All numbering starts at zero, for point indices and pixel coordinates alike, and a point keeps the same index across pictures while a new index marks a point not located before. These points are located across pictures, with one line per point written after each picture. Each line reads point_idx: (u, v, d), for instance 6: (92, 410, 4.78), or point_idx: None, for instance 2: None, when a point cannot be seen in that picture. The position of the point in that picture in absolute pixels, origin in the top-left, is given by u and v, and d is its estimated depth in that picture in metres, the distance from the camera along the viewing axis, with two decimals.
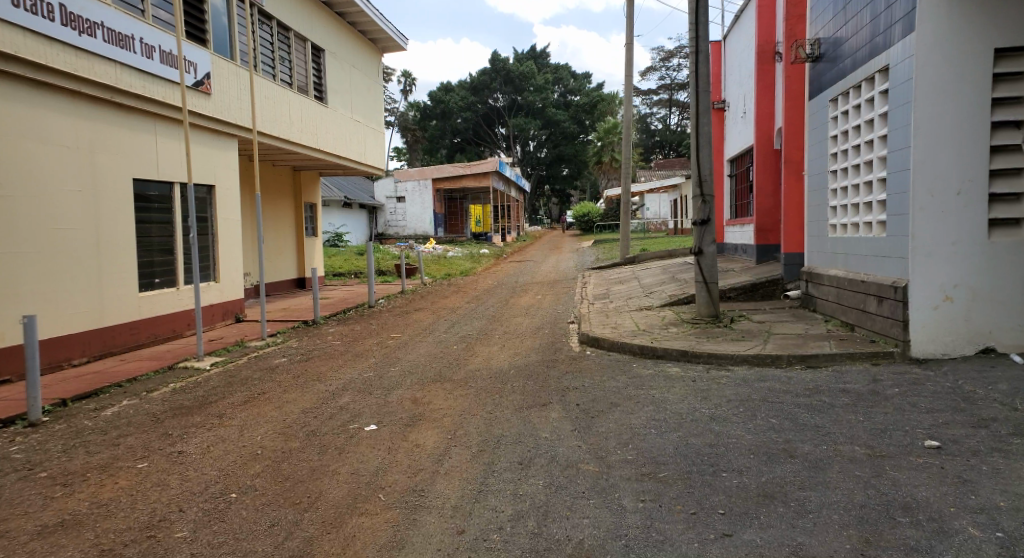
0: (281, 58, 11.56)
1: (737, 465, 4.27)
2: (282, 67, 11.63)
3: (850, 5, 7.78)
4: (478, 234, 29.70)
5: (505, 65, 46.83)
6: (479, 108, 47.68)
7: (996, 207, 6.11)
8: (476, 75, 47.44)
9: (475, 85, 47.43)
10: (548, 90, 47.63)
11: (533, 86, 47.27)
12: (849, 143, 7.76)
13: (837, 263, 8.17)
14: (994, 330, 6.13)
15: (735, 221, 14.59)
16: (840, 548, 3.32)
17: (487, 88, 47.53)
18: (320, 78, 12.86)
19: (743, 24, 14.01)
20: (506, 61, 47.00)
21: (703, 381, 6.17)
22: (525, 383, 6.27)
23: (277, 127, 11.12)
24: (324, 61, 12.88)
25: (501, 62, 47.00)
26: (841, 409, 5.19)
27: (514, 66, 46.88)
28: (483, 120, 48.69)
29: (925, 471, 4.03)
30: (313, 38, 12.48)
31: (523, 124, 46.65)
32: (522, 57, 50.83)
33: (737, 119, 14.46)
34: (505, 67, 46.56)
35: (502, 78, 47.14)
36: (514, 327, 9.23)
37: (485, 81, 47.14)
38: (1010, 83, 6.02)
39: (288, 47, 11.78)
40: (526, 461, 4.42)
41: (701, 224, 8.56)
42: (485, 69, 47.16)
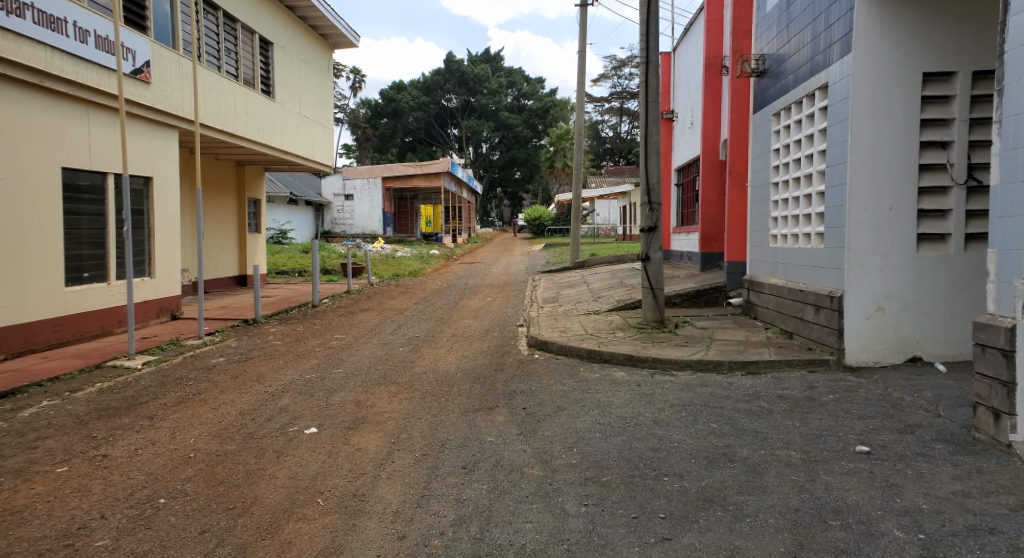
0: (226, 49, 11.23)
1: (678, 469, 4.33)
2: (228, 59, 11.29)
3: (793, 24, 8.03)
4: (427, 235, 29.54)
5: (460, 65, 46.53)
6: (431, 108, 47.11)
7: (925, 222, 6.36)
8: (429, 76, 47.15)
9: (428, 85, 47.06)
10: (502, 93, 47.70)
11: (487, 90, 47.27)
12: (791, 157, 7.99)
13: (776, 272, 8.41)
14: (921, 340, 6.40)
15: (681, 230, 14.87)
16: (775, 550, 3.39)
17: (440, 88, 47.11)
18: (268, 72, 12.53)
19: (692, 38, 14.33)
20: (460, 62, 46.83)
21: (647, 385, 6.25)
22: (472, 386, 6.23)
23: (220, 120, 10.79)
24: (272, 55, 12.59)
25: (455, 62, 46.75)
26: (778, 414, 5.32)
27: (468, 67, 46.72)
28: (435, 121, 48.37)
29: (856, 475, 4.15)
30: (260, 31, 12.16)
31: (476, 127, 46.58)
32: (477, 59, 50.82)
33: (685, 130, 14.74)
34: (460, 67, 46.35)
35: (457, 78, 46.82)
36: (462, 329, 9.19)
37: (438, 81, 46.74)
38: (938, 106, 6.29)
39: (233, 39, 11.46)
40: (470, 465, 4.39)
41: (648, 231, 8.68)
42: (439, 70, 46.95)
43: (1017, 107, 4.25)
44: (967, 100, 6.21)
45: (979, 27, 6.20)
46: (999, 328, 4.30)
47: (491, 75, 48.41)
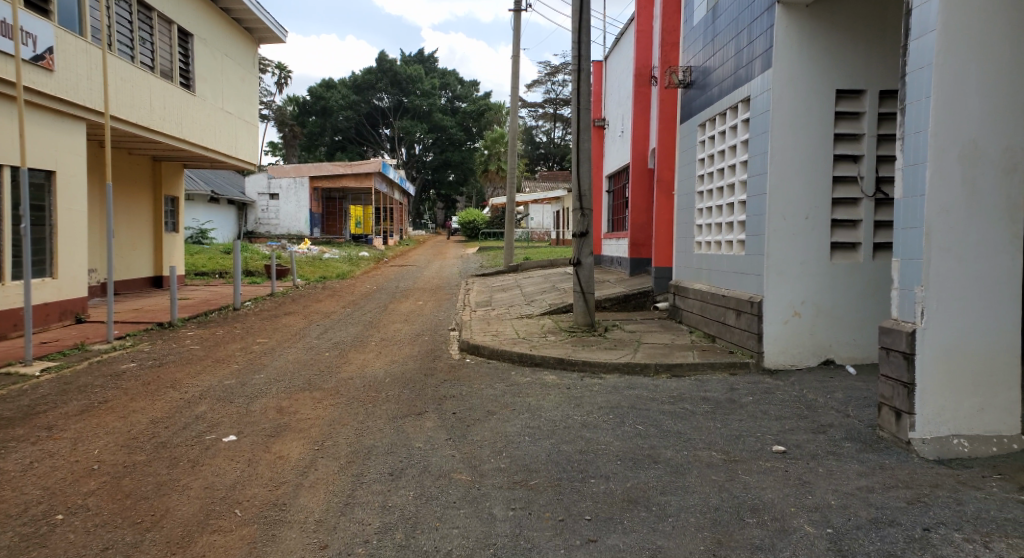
0: (140, 39, 10.76)
1: (605, 470, 4.41)
2: (142, 49, 10.81)
3: (717, 38, 8.32)
4: (358, 237, 29.11)
5: (392, 65, 46.02)
6: (362, 107, 46.46)
7: (837, 232, 6.69)
8: (360, 75, 46.47)
9: (360, 85, 46.38)
10: (435, 95, 47.57)
11: (420, 91, 46.88)
12: (715, 167, 8.28)
13: (701, 277, 8.68)
14: (834, 344, 6.73)
15: (611, 235, 15.14)
16: (695, 549, 3.49)
17: (372, 88, 46.43)
18: (187, 64, 12.07)
19: (623, 48, 14.65)
20: (393, 62, 46.35)
21: (577, 388, 6.34)
22: (401, 392, 6.17)
23: (133, 112, 10.32)
24: (191, 46, 12.14)
25: (388, 62, 46.22)
26: (700, 416, 5.49)
27: (401, 67, 46.30)
28: (366, 120, 47.64)
29: (771, 474, 4.33)
30: (178, 21, 11.70)
31: (409, 127, 46.13)
32: (410, 60, 50.49)
33: (615, 137, 15.05)
34: (392, 67, 45.88)
35: (389, 78, 46.30)
36: (392, 334, 9.09)
37: (370, 81, 46.18)
38: (850, 121, 6.63)
39: (149, 28, 11.01)
40: (397, 472, 4.34)
41: (580, 237, 8.80)
42: (371, 69, 46.32)
43: (918, 126, 4.52)
44: (875, 117, 6.59)
45: (886, 48, 6.58)
46: (901, 332, 4.55)
47: (424, 76, 48.10)
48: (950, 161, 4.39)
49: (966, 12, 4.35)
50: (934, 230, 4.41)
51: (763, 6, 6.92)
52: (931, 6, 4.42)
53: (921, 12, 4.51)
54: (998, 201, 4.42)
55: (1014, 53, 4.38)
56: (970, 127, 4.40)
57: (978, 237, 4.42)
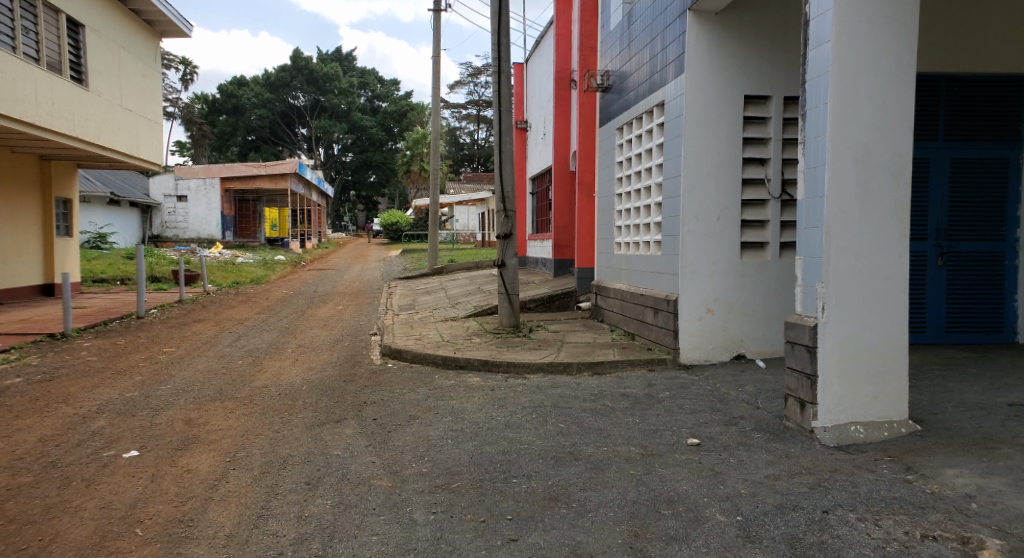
0: (23, 28, 10.11)
1: (526, 470, 4.45)
2: (25, 39, 10.16)
3: (633, 43, 8.54)
4: (273, 241, 28.30)
5: (308, 63, 45.00)
6: (276, 106, 45.18)
7: (747, 232, 6.98)
8: (274, 72, 45.17)
9: (273, 82, 45.08)
10: (353, 93, 46.72)
11: (337, 90, 45.99)
12: (633, 169, 8.49)
13: (621, 277, 8.88)
14: (744, 339, 7.03)
15: (535, 237, 15.29)
16: (612, 543, 3.56)
17: (287, 85, 45.24)
18: (78, 57, 11.42)
19: (542, 51, 14.84)
20: (309, 60, 45.32)
21: (501, 389, 6.37)
22: (320, 399, 6.04)
23: (16, 106, 9.69)
24: (82, 38, 11.52)
25: (303, 60, 45.15)
26: (620, 412, 5.62)
27: (318, 65, 45.31)
28: (281, 120, 46.31)
29: (686, 466, 4.48)
30: (67, 11, 11.06)
31: (327, 126, 45.16)
32: (327, 58, 49.57)
33: (538, 140, 15.20)
34: (308, 64, 44.84)
35: (304, 76, 45.22)
36: (309, 340, 8.86)
37: (285, 78, 44.97)
38: (758, 126, 6.94)
39: (33, 17, 10.36)
40: (315, 481, 4.25)
41: (504, 238, 8.84)
42: (285, 66, 45.09)
43: (817, 131, 4.78)
44: (780, 122, 6.91)
45: (788, 56, 6.90)
46: (804, 327, 4.80)
47: (342, 75, 47.18)
48: (846, 164, 4.66)
49: (858, 24, 4.63)
50: (833, 229, 4.66)
51: (675, 13, 7.15)
52: (826, 18, 4.69)
53: (817, 25, 4.80)
54: (890, 202, 4.71)
55: (901, 64, 4.69)
56: (863, 133, 4.68)
57: (871, 236, 4.69)
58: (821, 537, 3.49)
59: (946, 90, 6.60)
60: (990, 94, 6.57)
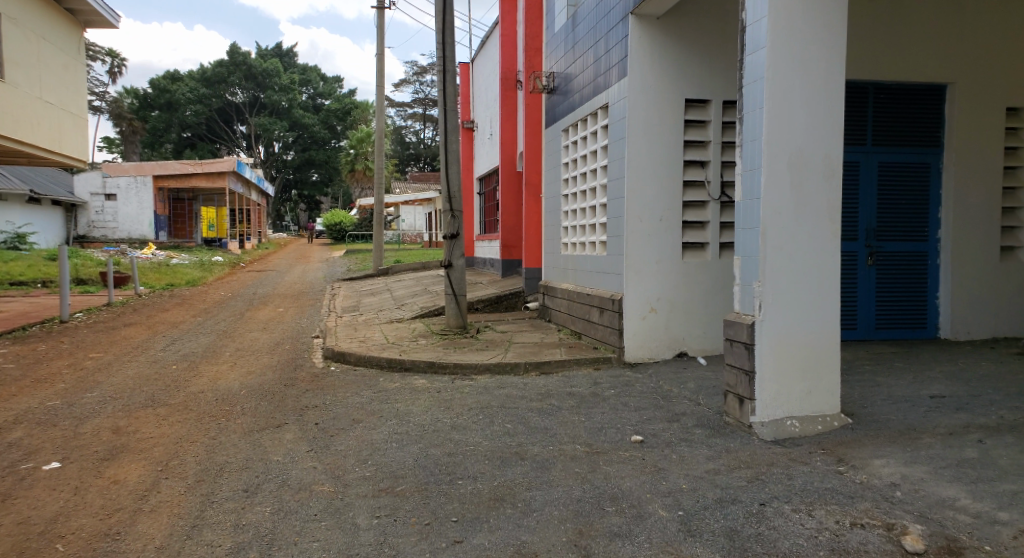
0: None
1: (472, 471, 4.43)
2: None
3: (578, 45, 8.60)
4: (210, 241, 27.48)
5: (246, 58, 43.81)
6: (212, 102, 43.87)
7: (688, 232, 7.13)
8: (210, 68, 43.85)
9: (209, 78, 43.76)
10: (294, 90, 45.78)
11: (278, 86, 44.99)
12: (578, 171, 8.57)
13: (567, 277, 8.95)
14: (687, 337, 7.16)
15: (483, 237, 15.28)
16: (557, 542, 3.57)
17: (224, 82, 43.93)
18: None
19: (488, 51, 14.83)
20: (247, 55, 44.13)
21: (447, 391, 6.33)
22: (259, 404, 5.90)
23: None
24: None
25: (240, 55, 43.92)
26: (566, 411, 5.66)
27: (257, 61, 44.02)
28: (218, 116, 44.99)
29: (630, 463, 4.54)
30: None
31: (267, 124, 44.18)
32: (267, 54, 48.50)
33: (484, 140, 15.19)
34: (246, 60, 43.65)
35: (242, 72, 43.80)
36: (248, 343, 8.65)
37: (221, 74, 43.65)
38: (698, 129, 7.10)
39: None
40: (253, 488, 4.14)
41: (451, 238, 8.79)
42: (221, 61, 43.78)
43: (753, 134, 4.91)
44: (719, 125, 7.09)
45: (726, 61, 7.06)
46: (742, 325, 4.92)
47: (282, 71, 46.16)
48: (780, 167, 4.80)
49: (791, 32, 4.78)
50: (769, 229, 4.78)
51: (618, 17, 7.24)
52: (761, 25, 4.83)
53: (753, 31, 4.93)
54: (822, 204, 4.86)
55: (832, 71, 4.85)
56: (797, 137, 4.82)
57: (804, 236, 4.84)
58: (758, 529, 3.57)
59: (873, 97, 6.86)
60: (913, 102, 6.86)
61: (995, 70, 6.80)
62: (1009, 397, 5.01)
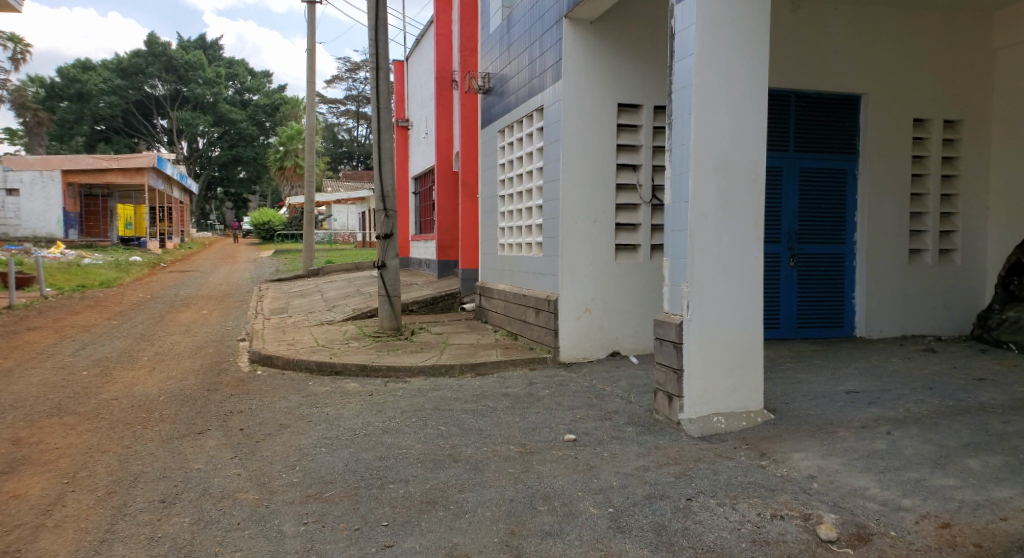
0: None
1: (404, 475, 4.37)
2: None
3: (513, 47, 8.62)
4: (127, 240, 26.25)
5: (165, 49, 41.86)
6: (129, 94, 41.92)
7: (621, 234, 7.24)
8: (127, 58, 41.82)
9: (125, 68, 41.74)
10: (219, 83, 44.30)
11: (201, 79, 43.42)
12: (515, 172, 8.59)
13: (503, 278, 8.96)
14: (620, 337, 7.27)
15: (418, 237, 15.16)
16: (489, 542, 3.55)
17: (141, 73, 41.92)
18: None
19: (423, 50, 14.71)
20: (167, 46, 42.22)
21: (379, 394, 6.23)
22: (180, 410, 5.66)
23: None
24: None
25: (159, 46, 41.82)
26: (501, 412, 5.66)
27: (177, 53, 42.32)
28: (136, 109, 43.01)
29: (563, 462, 4.56)
30: None
31: (190, 120, 42.77)
32: (189, 47, 46.76)
33: (419, 139, 15.08)
34: (166, 51, 41.78)
35: (163, 64, 41.93)
36: (167, 347, 8.30)
37: (138, 65, 41.59)
38: (631, 134, 7.22)
39: None
40: (171, 498, 3.97)
41: (385, 238, 8.65)
42: (139, 51, 41.67)
43: (681, 139, 5.02)
44: (651, 130, 7.23)
45: (657, 67, 7.19)
46: (671, 324, 5.02)
47: (206, 64, 44.54)
48: (708, 171, 4.91)
49: (717, 40, 4.91)
50: (696, 232, 4.90)
51: (552, 20, 7.29)
52: (689, 33, 4.94)
53: (682, 38, 5.03)
54: (746, 208, 5.01)
55: (756, 80, 5.00)
56: (723, 142, 4.95)
57: (729, 239, 4.97)
58: (685, 523, 3.65)
59: (795, 105, 7.11)
60: (831, 110, 7.16)
61: (906, 81, 7.15)
62: (916, 391, 5.28)
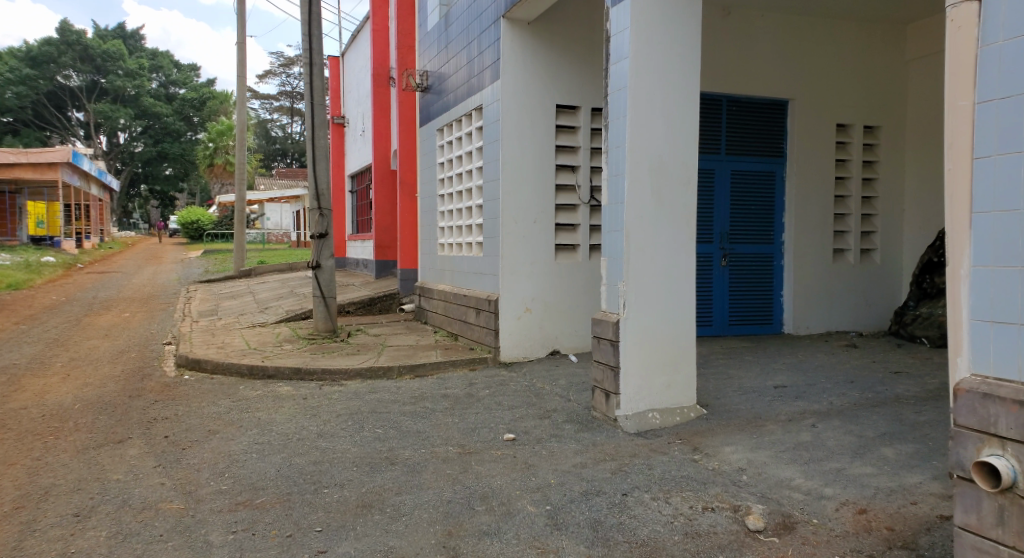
0: None
1: (339, 479, 4.27)
2: None
3: (450, 45, 8.57)
4: (39, 239, 24.84)
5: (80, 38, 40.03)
6: (40, 84, 39.73)
7: (560, 234, 7.28)
8: (37, 46, 39.57)
9: (35, 57, 39.52)
10: (141, 75, 42.52)
11: (122, 70, 41.61)
12: (454, 171, 8.54)
13: (443, 278, 8.89)
14: (560, 336, 7.30)
15: (355, 237, 14.91)
16: (425, 544, 3.50)
17: (53, 62, 39.88)
18: None
19: (359, 46, 14.48)
20: (81, 34, 40.33)
21: (314, 398, 6.08)
22: (99, 418, 5.40)
23: None
24: None
25: (74, 33, 40.04)
26: (440, 413, 5.60)
27: (93, 42, 40.55)
28: (47, 100, 40.87)
29: (501, 461, 4.54)
30: None
31: (109, 112, 40.70)
32: (107, 36, 44.81)
33: (356, 137, 14.84)
34: (82, 39, 40.11)
35: (78, 52, 40.27)
36: (85, 353, 7.89)
37: (49, 54, 39.53)
38: (569, 135, 7.27)
39: None
40: (86, 511, 3.77)
41: (320, 238, 8.47)
42: (50, 40, 39.71)
43: (617, 141, 5.07)
44: (589, 132, 7.29)
45: (594, 69, 7.26)
46: (608, 323, 5.07)
47: (126, 55, 42.59)
48: (643, 172, 4.98)
49: (652, 44, 4.98)
50: (632, 232, 4.96)
51: (490, 19, 7.27)
52: (624, 36, 4.99)
53: (617, 41, 5.09)
54: (680, 209, 5.09)
55: (688, 83, 5.09)
56: (658, 144, 5.02)
57: (664, 239, 5.05)
58: (620, 518, 3.67)
59: (727, 109, 7.28)
60: (760, 115, 7.36)
61: (831, 87, 7.42)
62: (838, 384, 5.49)
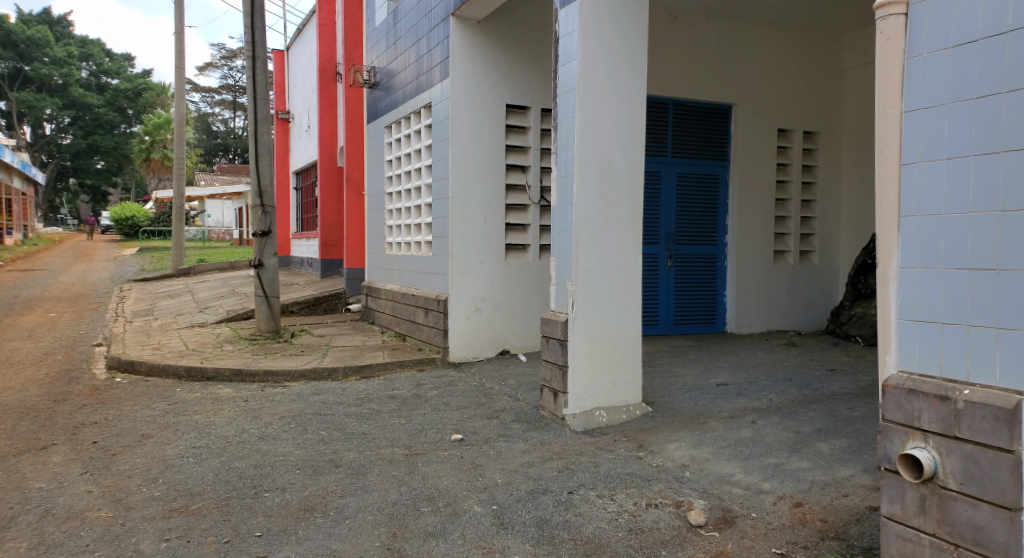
0: None
1: (279, 482, 4.15)
2: None
3: (399, 43, 8.47)
4: None
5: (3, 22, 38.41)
6: None
7: (510, 234, 7.27)
8: None
9: None
10: (70, 64, 40.85)
11: (48, 58, 40.10)
12: (402, 170, 8.43)
13: (391, 277, 8.77)
14: (510, 335, 7.28)
15: (299, 235, 14.61)
16: (369, 547, 3.42)
17: None
18: None
19: (305, 40, 14.21)
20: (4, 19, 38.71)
21: (256, 400, 5.92)
22: (21, 424, 5.13)
23: None
24: None
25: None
26: (386, 414, 5.52)
27: (15, 27, 38.73)
28: None
29: (447, 462, 4.50)
30: None
31: (35, 101, 39.02)
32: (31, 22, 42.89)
33: (301, 133, 14.55)
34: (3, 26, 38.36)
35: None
36: (8, 355, 7.50)
37: None
38: (519, 136, 7.26)
39: None
40: (5, 522, 3.57)
41: (263, 236, 8.25)
42: None
43: (566, 142, 5.07)
44: (538, 132, 7.30)
45: (543, 70, 7.27)
46: (557, 322, 5.08)
47: (54, 43, 40.86)
48: (591, 173, 5.00)
49: (600, 46, 5.01)
50: (581, 232, 4.97)
51: (439, 16, 7.21)
52: (573, 38, 5.01)
53: (566, 43, 5.10)
54: (628, 210, 5.13)
55: (636, 85, 5.14)
56: (605, 145, 5.05)
57: (612, 239, 5.08)
58: (566, 516, 3.67)
59: (673, 113, 7.38)
60: (705, 119, 7.49)
61: (774, 92, 7.60)
62: (778, 382, 5.62)
